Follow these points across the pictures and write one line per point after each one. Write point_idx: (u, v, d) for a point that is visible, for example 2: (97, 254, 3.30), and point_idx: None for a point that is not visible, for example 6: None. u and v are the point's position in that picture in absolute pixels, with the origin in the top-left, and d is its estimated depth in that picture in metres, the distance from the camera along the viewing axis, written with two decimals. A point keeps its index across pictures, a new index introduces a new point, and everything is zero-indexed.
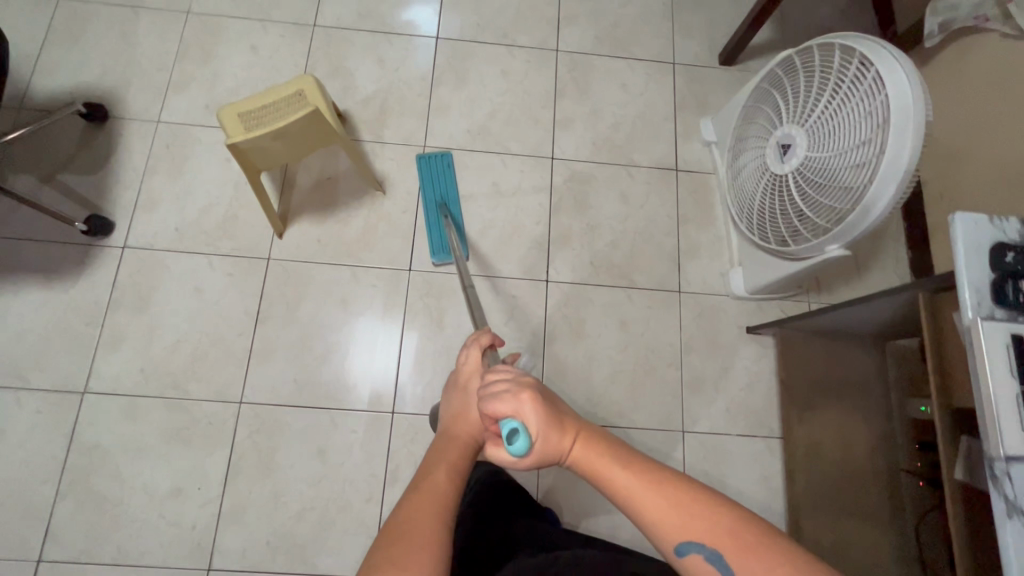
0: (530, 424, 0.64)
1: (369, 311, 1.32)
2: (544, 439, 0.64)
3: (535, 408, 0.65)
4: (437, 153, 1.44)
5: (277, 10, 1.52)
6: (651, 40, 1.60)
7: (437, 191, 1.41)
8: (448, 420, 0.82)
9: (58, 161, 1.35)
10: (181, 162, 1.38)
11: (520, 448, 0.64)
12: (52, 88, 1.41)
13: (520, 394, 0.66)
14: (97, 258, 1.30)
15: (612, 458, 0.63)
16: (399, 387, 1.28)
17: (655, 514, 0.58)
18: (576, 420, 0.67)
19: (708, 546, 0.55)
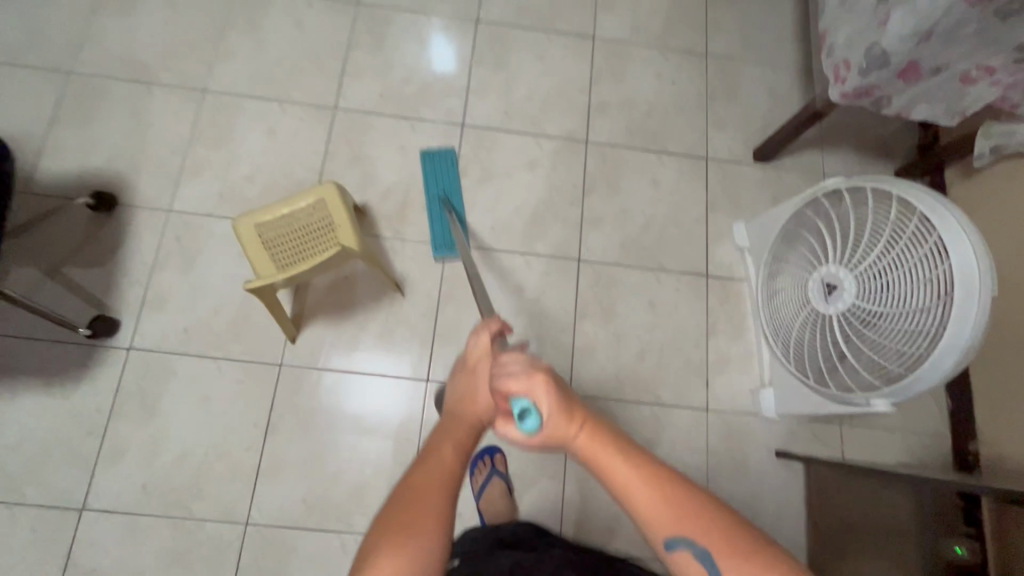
0: (542, 407, 0.62)
1: (385, 423, 1.27)
2: (553, 423, 0.63)
3: (549, 391, 0.63)
4: (440, 149, 1.45)
5: (297, 90, 1.46)
6: (685, 133, 1.55)
7: (441, 184, 1.42)
8: (454, 398, 0.77)
9: (63, 253, 1.29)
10: (193, 255, 1.32)
11: (531, 428, 0.63)
12: (59, 171, 1.34)
13: (534, 376, 0.64)
14: (100, 360, 1.24)
15: (616, 447, 0.62)
16: (384, 418, 1.28)
17: (650, 510, 0.59)
18: (585, 408, 0.65)
19: (699, 544, 0.56)
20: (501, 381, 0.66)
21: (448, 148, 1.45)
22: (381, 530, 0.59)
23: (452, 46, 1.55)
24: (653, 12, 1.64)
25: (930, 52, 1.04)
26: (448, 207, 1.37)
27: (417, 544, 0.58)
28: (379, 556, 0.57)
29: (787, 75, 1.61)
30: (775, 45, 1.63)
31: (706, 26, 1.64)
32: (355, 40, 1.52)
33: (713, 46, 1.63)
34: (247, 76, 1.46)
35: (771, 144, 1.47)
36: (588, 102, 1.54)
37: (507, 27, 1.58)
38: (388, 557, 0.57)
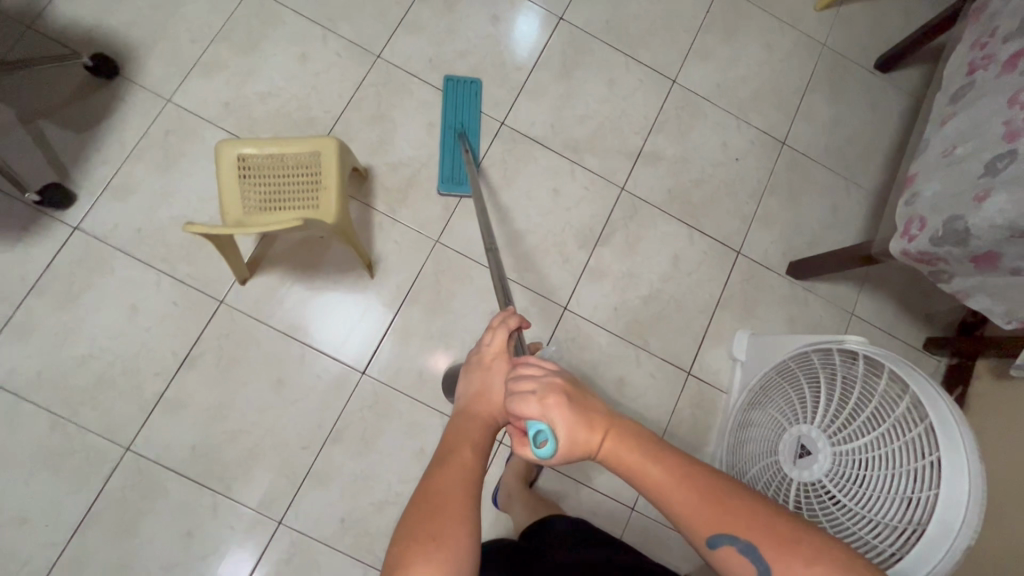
0: (559, 430, 0.58)
1: (306, 397, 1.19)
2: (572, 439, 0.59)
3: (564, 412, 0.59)
4: (465, 79, 1.36)
5: (345, 23, 1.34)
6: (727, 217, 1.41)
7: (460, 116, 1.34)
8: (466, 398, 0.69)
9: (45, 105, 1.19)
10: (174, 157, 1.23)
11: (546, 452, 0.59)
12: (70, 17, 1.24)
13: (547, 399, 0.59)
14: (41, 229, 1.16)
15: (643, 451, 0.60)
16: (362, 355, 1.22)
17: (688, 511, 0.57)
18: (607, 414, 0.62)
19: (745, 541, 0.54)
20: (514, 401, 0.61)
21: (476, 80, 1.36)
22: (403, 545, 0.53)
23: (522, 35, 1.41)
24: (747, 77, 1.49)
25: (1017, 250, 0.91)
26: (461, 140, 1.29)
27: (448, 554, 0.53)
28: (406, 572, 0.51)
29: (856, 196, 1.47)
30: (857, 161, 1.49)
31: (795, 113, 1.49)
32: None
33: (794, 136, 1.48)
34: None
35: (813, 264, 1.34)
36: (640, 147, 1.41)
37: (587, 37, 1.43)
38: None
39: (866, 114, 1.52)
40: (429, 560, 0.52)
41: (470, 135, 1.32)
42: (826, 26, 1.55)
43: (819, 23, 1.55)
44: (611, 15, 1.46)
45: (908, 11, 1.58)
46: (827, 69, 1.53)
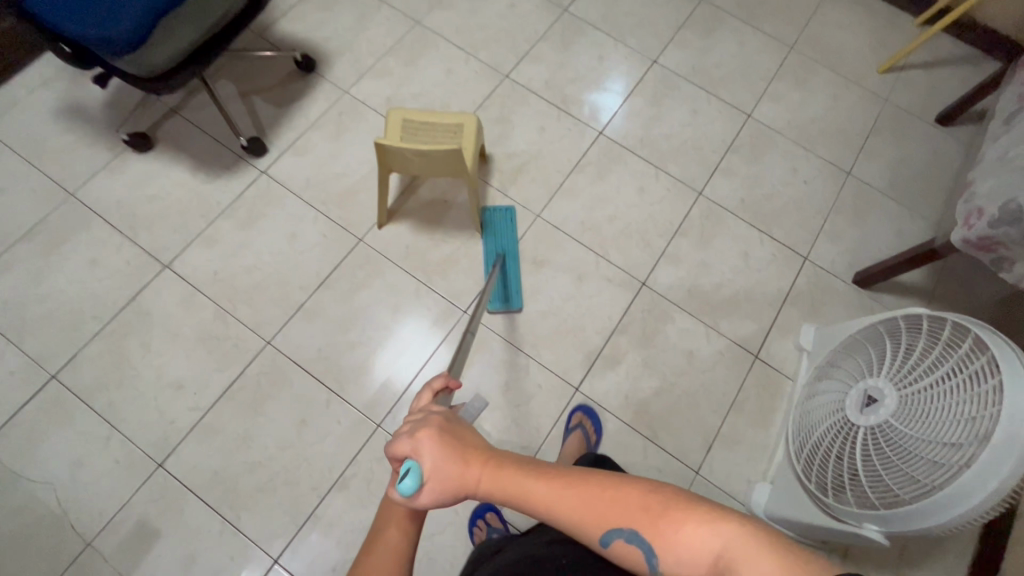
0: (422, 463, 0.54)
1: (408, 335, 1.38)
2: (440, 476, 0.55)
3: (431, 445, 0.56)
4: (501, 207, 1.52)
5: (484, 51, 1.71)
6: (795, 227, 1.58)
7: (499, 241, 1.47)
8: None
9: (259, 86, 1.59)
10: (343, 130, 1.57)
11: (415, 489, 0.55)
12: (288, 32, 1.67)
13: (416, 435, 0.56)
14: (239, 170, 1.50)
15: (522, 469, 0.55)
16: (410, 387, 1.33)
17: (569, 515, 0.52)
18: (483, 442, 0.57)
19: (627, 528, 0.50)
20: (394, 451, 0.59)
21: (510, 206, 1.52)
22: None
23: (622, 70, 1.73)
24: (814, 119, 1.72)
25: None
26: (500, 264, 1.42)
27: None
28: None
29: (920, 224, 1.60)
30: (919, 195, 1.63)
31: (859, 150, 1.69)
32: (547, 34, 1.75)
33: (858, 168, 1.66)
34: (453, 25, 1.74)
35: (874, 271, 1.46)
36: (717, 163, 1.63)
37: (676, 77, 1.73)
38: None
39: (927, 156, 1.69)
40: None
41: (510, 257, 1.46)
42: (887, 85, 1.79)
43: (881, 83, 1.79)
44: (697, 63, 1.76)
45: (965, 79, 1.79)
46: (888, 118, 1.74)
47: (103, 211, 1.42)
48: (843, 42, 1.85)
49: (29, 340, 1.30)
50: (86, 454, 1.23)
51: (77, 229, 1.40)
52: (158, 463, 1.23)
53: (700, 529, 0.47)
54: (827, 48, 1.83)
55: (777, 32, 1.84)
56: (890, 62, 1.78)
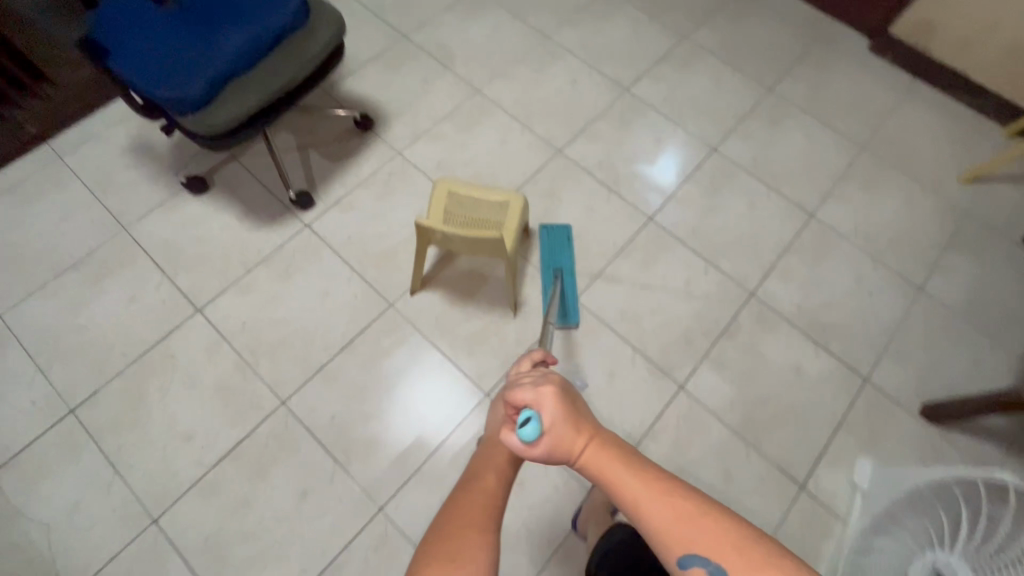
0: (545, 414, 0.57)
1: (442, 388, 1.34)
2: (556, 434, 0.56)
3: (554, 401, 0.58)
4: (560, 225, 1.52)
5: (540, 124, 1.70)
6: (856, 343, 1.44)
7: (555, 258, 1.47)
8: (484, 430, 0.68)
9: (317, 140, 1.63)
10: (391, 191, 1.57)
11: (532, 436, 0.56)
12: (353, 90, 1.72)
13: (540, 387, 0.59)
14: (284, 221, 1.51)
15: (625, 457, 0.55)
16: (443, 443, 1.29)
17: (661, 522, 0.50)
18: (594, 420, 0.59)
19: (710, 559, 0.49)
20: (511, 398, 0.61)
21: (567, 225, 1.53)
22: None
23: (680, 156, 1.68)
24: (884, 226, 1.60)
25: None
26: (557, 279, 1.42)
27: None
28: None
29: (1001, 357, 1.43)
30: (1002, 322, 1.47)
31: (934, 265, 1.55)
32: (606, 113, 1.73)
33: (932, 285, 1.52)
34: (512, 97, 1.74)
35: (950, 406, 1.29)
36: (773, 263, 1.53)
37: (736, 167, 1.67)
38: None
39: (1013, 279, 1.53)
40: None
41: (567, 275, 1.45)
42: (969, 197, 1.65)
43: (962, 193, 1.66)
44: (760, 155, 1.69)
45: None
46: (969, 234, 1.60)
47: (150, 249, 1.45)
48: (922, 147, 1.74)
49: (57, 370, 1.31)
50: (87, 498, 1.20)
51: (123, 264, 1.43)
52: (153, 518, 1.19)
53: None
54: (904, 151, 1.72)
55: (849, 131, 1.75)
56: (974, 172, 1.66)
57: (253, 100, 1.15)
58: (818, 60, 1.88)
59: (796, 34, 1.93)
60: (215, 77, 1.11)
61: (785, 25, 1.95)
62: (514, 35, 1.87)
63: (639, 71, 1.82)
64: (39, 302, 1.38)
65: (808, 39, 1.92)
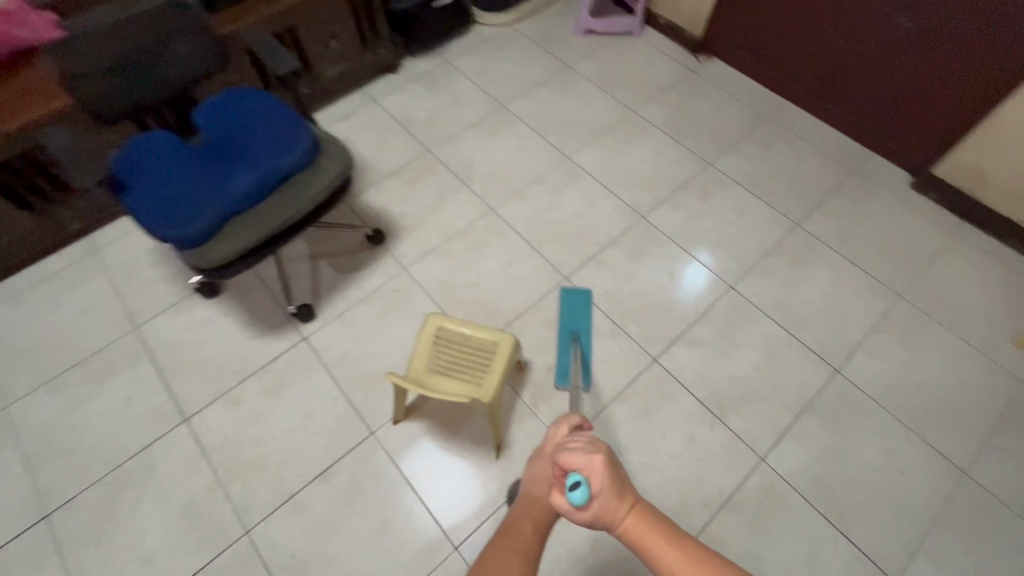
0: (595, 480, 0.71)
1: (456, 475, 1.33)
2: (604, 497, 0.71)
3: (603, 469, 0.73)
4: (580, 289, 1.59)
5: (550, 248, 1.68)
6: (882, 533, 1.26)
7: (573, 320, 1.53)
8: (533, 482, 0.83)
9: (328, 250, 1.67)
10: (391, 308, 1.57)
11: (581, 500, 0.72)
12: (371, 202, 1.78)
13: (590, 454, 0.74)
14: (284, 332, 1.53)
15: (658, 527, 0.69)
16: (447, 531, 1.27)
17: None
18: (632, 490, 0.73)
19: None
20: (564, 460, 0.76)
21: (586, 290, 1.58)
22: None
23: (692, 293, 1.61)
24: (922, 390, 1.44)
25: None
26: (575, 343, 1.47)
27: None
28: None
29: None
30: None
31: (980, 444, 1.36)
32: (618, 240, 1.70)
33: (978, 469, 1.33)
34: (525, 218, 1.75)
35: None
36: (789, 424, 1.40)
37: (752, 308, 1.57)
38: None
39: None
40: None
41: (584, 336, 1.49)
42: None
43: (1016, 359, 1.49)
44: (780, 297, 1.59)
45: None
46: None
47: (154, 351, 1.50)
48: (967, 300, 1.59)
49: (43, 471, 1.34)
50: None
51: (126, 363, 1.48)
52: None
53: None
54: (945, 305, 1.58)
55: (884, 276, 1.63)
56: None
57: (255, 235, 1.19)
58: (851, 196, 1.79)
59: (828, 167, 1.86)
60: (218, 215, 1.16)
61: (817, 157, 1.88)
62: (535, 155, 1.90)
63: (658, 197, 1.79)
64: (42, 396, 1.43)
65: (842, 173, 1.84)
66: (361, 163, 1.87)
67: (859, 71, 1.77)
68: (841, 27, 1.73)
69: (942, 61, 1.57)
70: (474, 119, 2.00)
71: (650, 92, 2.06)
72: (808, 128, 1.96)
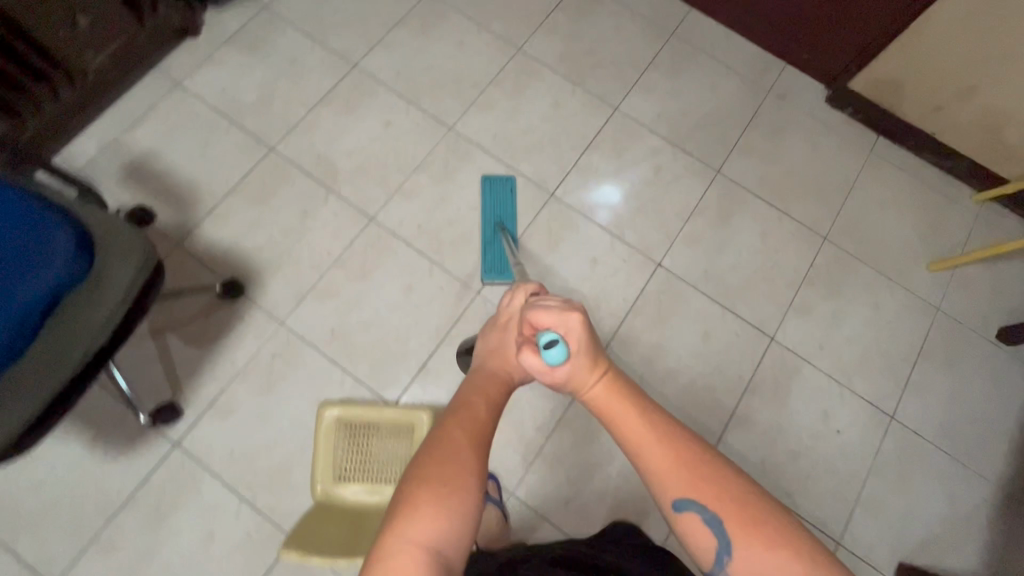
0: (573, 341, 0.67)
1: None
2: (579, 363, 0.66)
3: (580, 329, 0.68)
4: (502, 176, 1.48)
5: (453, 257, 1.41)
6: (823, 496, 1.31)
7: (498, 211, 1.45)
8: (492, 354, 0.75)
9: (174, 319, 1.31)
10: (276, 380, 1.29)
11: (558, 358, 0.66)
12: (212, 239, 1.38)
13: (568, 313, 0.69)
14: (146, 442, 1.23)
15: (628, 402, 0.64)
16: None
17: (660, 468, 0.60)
18: (606, 361, 0.68)
19: (705, 507, 0.58)
20: (537, 317, 0.70)
21: (510, 177, 1.49)
22: (416, 480, 0.58)
23: (618, 281, 1.44)
24: (851, 340, 1.43)
25: None
26: (503, 233, 1.41)
27: (452, 502, 0.57)
28: (415, 505, 0.56)
29: (974, 489, 1.34)
30: (973, 447, 1.37)
31: (904, 384, 1.40)
32: (530, 230, 1.46)
33: (904, 411, 1.38)
34: (416, 223, 1.43)
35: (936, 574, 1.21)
36: (732, 408, 1.36)
37: (683, 286, 1.44)
38: (420, 509, 0.56)
39: (985, 391, 1.41)
40: (427, 507, 0.56)
41: (510, 226, 1.44)
42: (940, 290, 1.49)
43: (932, 285, 1.49)
44: (710, 265, 1.46)
45: None
46: (941, 338, 1.45)
47: None
48: (888, 228, 1.53)
49: None
50: None
51: None
52: None
53: (779, 546, 0.56)
54: (869, 238, 1.52)
55: (810, 217, 1.53)
56: (946, 262, 1.48)
57: (35, 397, 0.85)
58: (770, 124, 1.61)
59: (744, 91, 1.64)
60: None
61: (731, 79, 1.65)
62: (411, 130, 1.52)
63: (565, 164, 1.52)
64: None
65: (758, 97, 1.64)
66: (184, 183, 1.42)
67: None
68: None
69: None
70: (321, 90, 1.53)
71: (535, 17, 1.66)
72: (719, 41, 1.69)
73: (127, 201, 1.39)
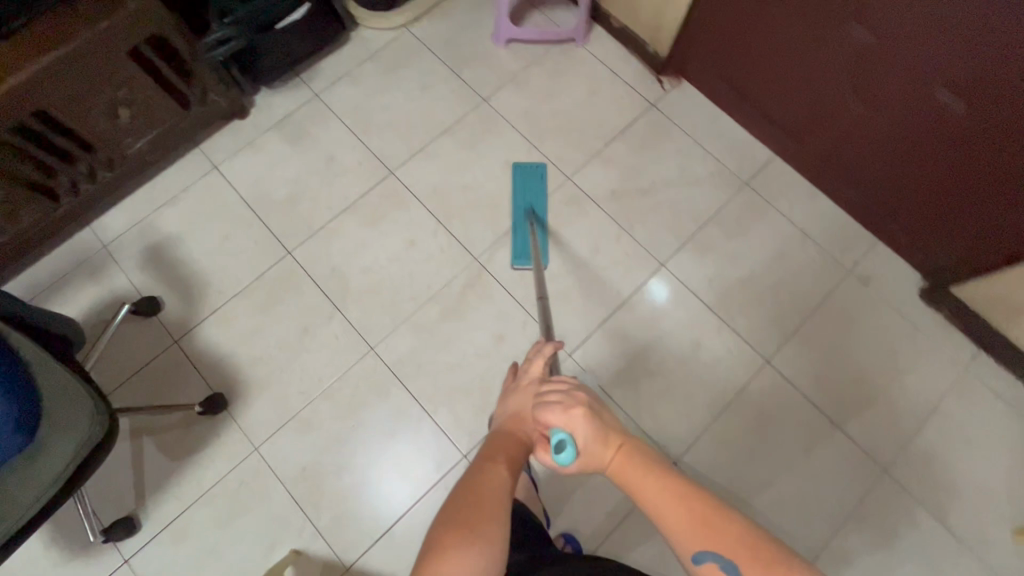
0: (577, 437, 0.58)
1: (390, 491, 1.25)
2: (588, 454, 0.58)
3: (585, 422, 0.59)
4: (533, 163, 1.49)
5: (446, 409, 1.30)
6: None
7: (528, 198, 1.45)
8: (503, 417, 0.68)
9: (156, 423, 1.28)
10: (238, 512, 1.23)
11: (567, 459, 0.59)
12: (210, 342, 1.34)
13: (571, 409, 0.59)
14: (99, 554, 1.20)
15: (642, 467, 0.55)
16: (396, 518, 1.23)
17: (675, 526, 0.51)
18: (618, 432, 0.59)
19: (724, 557, 0.49)
20: (540, 412, 0.61)
21: (541, 165, 1.48)
22: (441, 525, 0.52)
23: None
24: None
25: None
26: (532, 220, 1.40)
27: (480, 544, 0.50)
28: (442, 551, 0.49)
29: None
30: None
31: None
32: None
33: None
34: (415, 361, 1.33)
35: None
36: None
37: None
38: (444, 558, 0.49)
39: None
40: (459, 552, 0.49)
41: (539, 215, 1.43)
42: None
43: (1017, 559, 1.20)
44: (735, 474, 1.26)
45: None
46: None
47: None
48: (970, 471, 1.26)
49: None
50: None
51: None
52: None
53: None
54: (942, 480, 1.25)
55: (870, 438, 1.28)
56: None
57: None
58: (842, 312, 1.37)
59: (818, 267, 1.41)
60: None
61: (805, 250, 1.42)
62: (434, 253, 1.41)
63: (591, 321, 1.36)
64: None
65: (835, 276, 1.40)
66: (196, 276, 1.39)
67: (878, 149, 1.28)
68: (859, 90, 1.22)
69: (999, 171, 1.10)
70: (351, 195, 1.46)
71: (593, 144, 1.51)
72: (799, 201, 1.47)
73: (140, 287, 1.38)
